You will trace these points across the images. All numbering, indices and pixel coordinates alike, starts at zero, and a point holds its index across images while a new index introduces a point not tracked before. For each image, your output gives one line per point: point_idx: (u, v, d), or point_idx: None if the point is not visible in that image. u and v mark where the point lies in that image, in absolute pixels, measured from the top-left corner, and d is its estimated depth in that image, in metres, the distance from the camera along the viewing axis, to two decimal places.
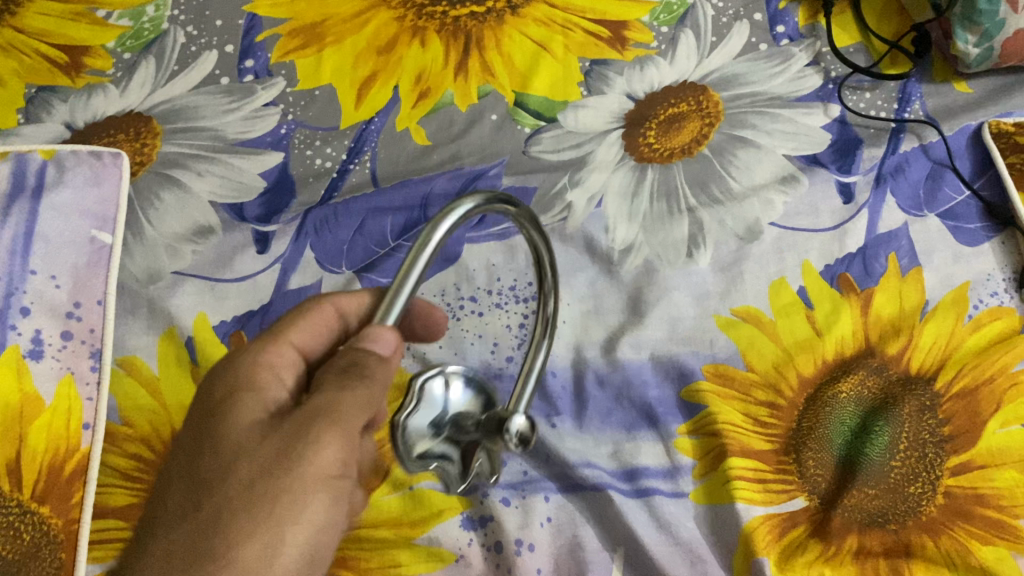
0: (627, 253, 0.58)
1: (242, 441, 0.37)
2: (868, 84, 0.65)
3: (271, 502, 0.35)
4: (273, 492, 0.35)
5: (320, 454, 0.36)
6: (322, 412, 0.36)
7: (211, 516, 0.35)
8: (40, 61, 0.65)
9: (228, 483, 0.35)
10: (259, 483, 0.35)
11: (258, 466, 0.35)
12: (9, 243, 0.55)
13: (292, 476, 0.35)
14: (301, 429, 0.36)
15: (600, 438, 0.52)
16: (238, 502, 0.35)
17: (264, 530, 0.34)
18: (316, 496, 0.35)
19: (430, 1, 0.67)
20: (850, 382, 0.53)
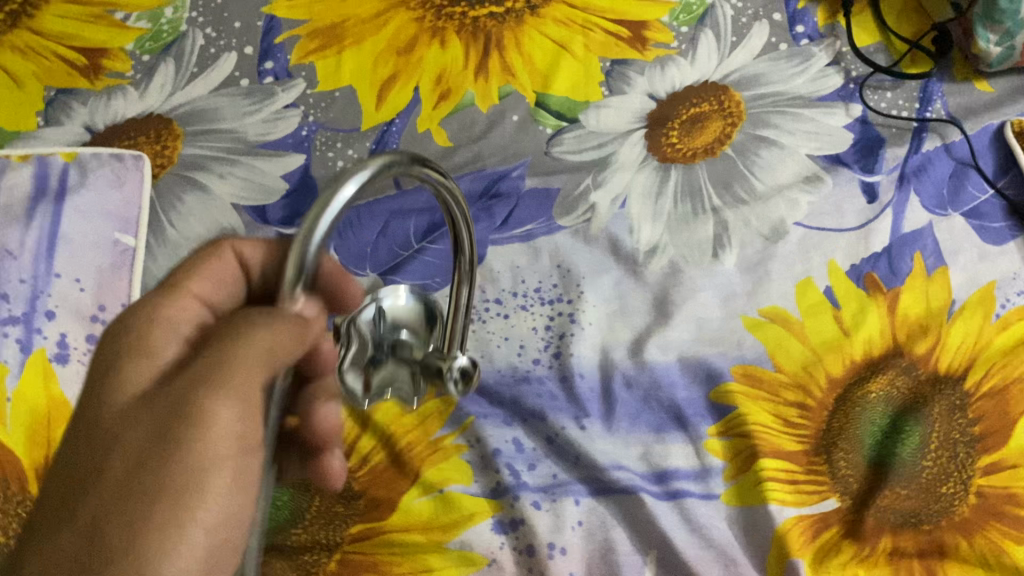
0: (652, 254, 0.58)
1: (124, 420, 0.34)
2: (889, 83, 0.64)
3: (171, 491, 0.33)
4: (167, 484, 0.33)
5: (212, 425, 0.33)
6: (210, 377, 0.34)
7: (96, 520, 0.32)
8: (58, 63, 0.65)
9: (116, 474, 0.33)
10: (146, 472, 0.33)
11: (149, 453, 0.33)
12: (35, 246, 0.54)
13: (184, 461, 0.33)
14: (186, 404, 0.34)
15: (629, 440, 0.52)
16: (125, 502, 0.32)
17: (162, 531, 0.32)
18: (214, 473, 0.34)
19: (449, 2, 0.66)
20: (880, 381, 0.53)
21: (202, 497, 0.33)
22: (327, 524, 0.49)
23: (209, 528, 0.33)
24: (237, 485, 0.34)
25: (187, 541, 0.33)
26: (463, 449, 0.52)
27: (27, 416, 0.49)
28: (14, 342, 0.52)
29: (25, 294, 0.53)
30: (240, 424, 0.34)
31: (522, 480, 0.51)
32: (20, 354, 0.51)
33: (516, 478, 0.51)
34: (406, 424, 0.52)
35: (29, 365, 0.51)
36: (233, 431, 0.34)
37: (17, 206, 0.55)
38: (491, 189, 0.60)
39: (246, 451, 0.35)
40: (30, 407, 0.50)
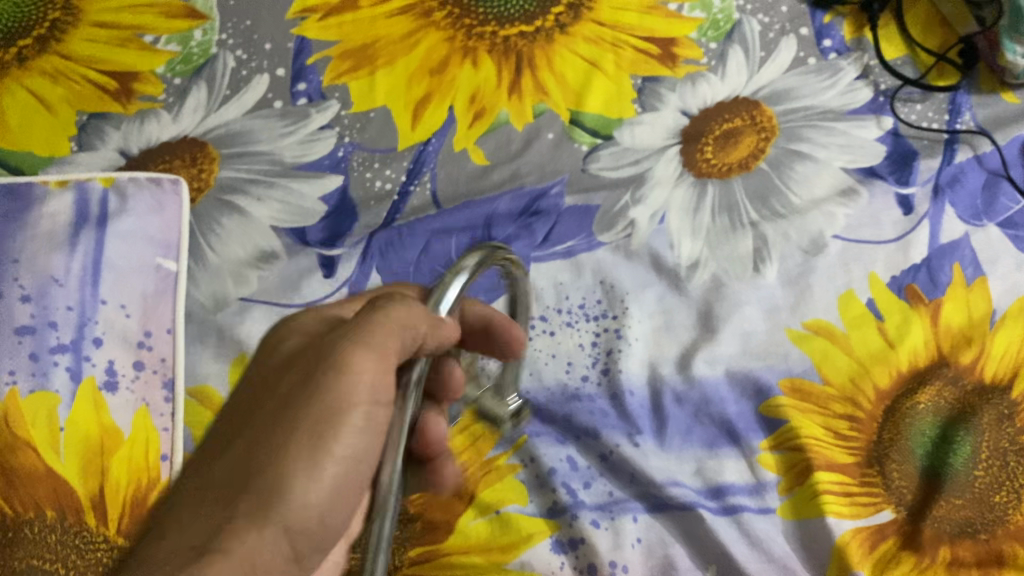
0: (694, 269, 0.58)
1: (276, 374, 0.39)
2: (918, 96, 0.65)
3: (313, 431, 0.37)
4: (308, 424, 0.37)
5: (353, 386, 0.37)
6: (360, 341, 0.38)
7: (247, 448, 0.37)
8: (90, 88, 0.65)
9: (265, 409, 0.38)
10: (290, 411, 0.37)
11: (294, 395, 0.38)
12: (79, 272, 0.54)
13: (325, 403, 0.37)
14: (329, 357, 0.38)
15: (682, 456, 0.52)
16: (270, 437, 0.37)
17: (296, 468, 0.36)
18: (348, 426, 0.38)
19: (479, 20, 0.66)
20: (927, 392, 0.53)
21: (330, 445, 0.37)
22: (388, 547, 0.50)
23: (333, 471, 0.37)
24: (363, 454, 0.38)
25: (319, 481, 0.37)
26: (516, 469, 0.53)
27: (81, 445, 0.50)
28: (63, 370, 0.51)
29: (71, 322, 0.53)
30: (374, 380, 0.38)
31: (579, 499, 0.51)
32: (70, 383, 0.51)
33: (573, 496, 0.51)
34: (459, 443, 0.53)
35: (79, 395, 0.51)
36: (364, 392, 0.38)
37: (59, 233, 0.55)
38: (531, 207, 0.61)
39: (375, 407, 0.38)
40: (83, 436, 0.50)
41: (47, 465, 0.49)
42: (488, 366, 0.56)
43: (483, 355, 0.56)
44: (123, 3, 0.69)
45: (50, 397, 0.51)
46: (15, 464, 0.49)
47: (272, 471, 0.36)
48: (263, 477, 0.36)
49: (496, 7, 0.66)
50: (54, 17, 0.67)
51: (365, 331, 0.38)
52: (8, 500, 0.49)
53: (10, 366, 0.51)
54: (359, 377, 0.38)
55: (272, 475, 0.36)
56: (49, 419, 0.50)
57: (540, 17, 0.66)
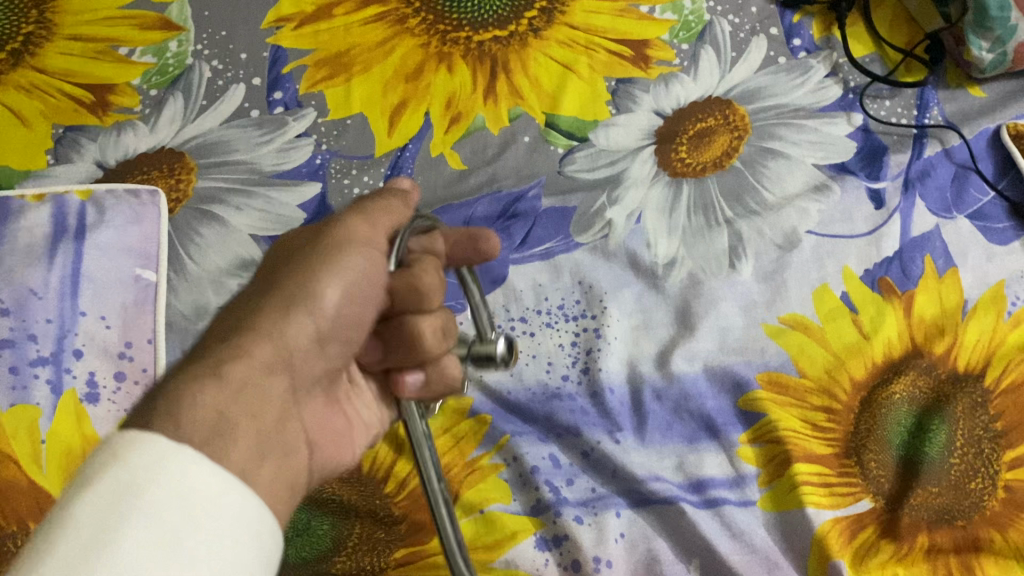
0: (671, 267, 0.59)
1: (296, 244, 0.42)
2: (887, 92, 0.66)
3: (322, 256, 0.40)
4: (318, 259, 0.40)
5: (350, 231, 0.41)
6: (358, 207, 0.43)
7: (273, 283, 0.40)
8: (66, 101, 0.65)
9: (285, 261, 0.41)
10: (303, 254, 0.41)
11: (304, 242, 0.41)
12: (58, 285, 0.54)
13: (335, 238, 0.41)
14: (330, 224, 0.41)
15: (663, 452, 0.53)
16: (291, 268, 0.40)
17: (313, 281, 0.39)
18: (355, 253, 0.40)
19: (453, 26, 0.67)
20: (903, 382, 0.54)
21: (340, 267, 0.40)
22: (371, 549, 0.50)
23: (346, 289, 0.40)
24: (370, 276, 0.40)
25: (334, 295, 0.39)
26: (499, 468, 0.53)
27: (63, 457, 0.50)
28: (44, 383, 0.51)
29: (52, 334, 0.53)
30: (370, 233, 0.42)
31: (562, 496, 0.52)
32: (51, 396, 0.51)
33: (556, 494, 0.52)
34: (442, 444, 0.54)
35: (61, 407, 0.51)
36: (367, 233, 0.41)
37: (38, 245, 0.55)
38: (508, 210, 0.61)
39: (376, 252, 0.41)
40: (64, 448, 0.50)
41: (29, 478, 0.49)
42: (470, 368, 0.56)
43: None
44: (96, 16, 0.69)
45: (32, 410, 0.51)
46: None
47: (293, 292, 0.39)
48: (287, 295, 0.39)
49: (469, 12, 0.67)
50: (28, 31, 0.67)
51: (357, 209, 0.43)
52: None
53: None
54: (356, 230, 0.41)
55: (294, 294, 0.39)
56: (31, 432, 0.50)
57: (514, 21, 0.67)
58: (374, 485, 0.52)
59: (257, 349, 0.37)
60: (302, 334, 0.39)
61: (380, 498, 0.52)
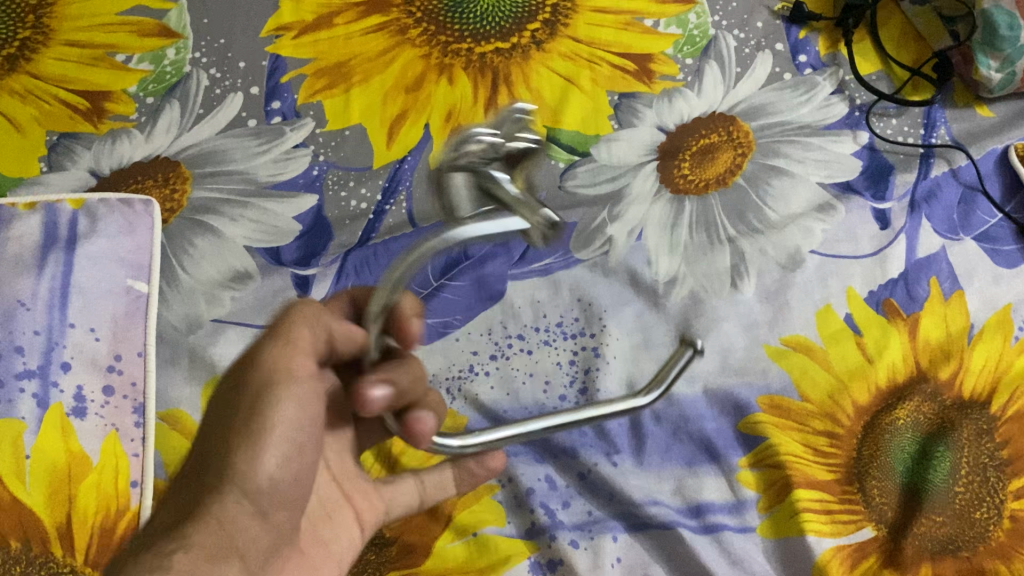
0: (672, 285, 0.58)
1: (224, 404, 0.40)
2: (893, 110, 0.65)
3: (251, 416, 0.39)
4: (244, 422, 0.39)
5: (276, 364, 0.40)
6: (280, 338, 0.41)
7: (203, 452, 0.39)
8: (61, 108, 0.65)
9: (210, 420, 0.40)
10: (229, 410, 0.39)
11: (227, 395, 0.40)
12: (47, 295, 0.53)
13: (260, 390, 0.39)
14: (252, 359, 0.41)
15: (662, 474, 0.52)
16: (212, 437, 0.39)
17: (240, 453, 0.38)
18: (286, 398, 0.40)
19: (454, 38, 0.66)
20: (906, 407, 0.53)
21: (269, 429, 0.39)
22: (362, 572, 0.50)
23: (280, 450, 0.39)
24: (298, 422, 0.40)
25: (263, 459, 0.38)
26: (494, 489, 0.52)
27: (47, 473, 0.49)
28: (30, 397, 0.51)
29: (39, 346, 0.52)
30: (296, 366, 0.41)
31: (557, 519, 0.51)
32: (37, 410, 0.50)
33: (552, 517, 0.51)
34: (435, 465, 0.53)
35: (47, 421, 0.50)
36: (294, 368, 0.40)
37: (27, 255, 0.54)
38: None
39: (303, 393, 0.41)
40: (49, 464, 0.49)
41: (12, 494, 0.48)
42: (466, 386, 0.55)
43: (461, 375, 0.56)
44: (94, 21, 0.68)
45: (17, 424, 0.50)
46: None
47: (218, 463, 0.38)
48: (213, 468, 0.38)
49: (471, 24, 0.66)
50: (24, 35, 0.67)
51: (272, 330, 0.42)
52: None
53: None
54: (280, 368, 0.40)
55: (220, 466, 0.38)
56: (15, 446, 0.49)
57: (516, 33, 0.66)
58: None
59: (200, 531, 0.36)
60: (236, 506, 0.37)
61: None
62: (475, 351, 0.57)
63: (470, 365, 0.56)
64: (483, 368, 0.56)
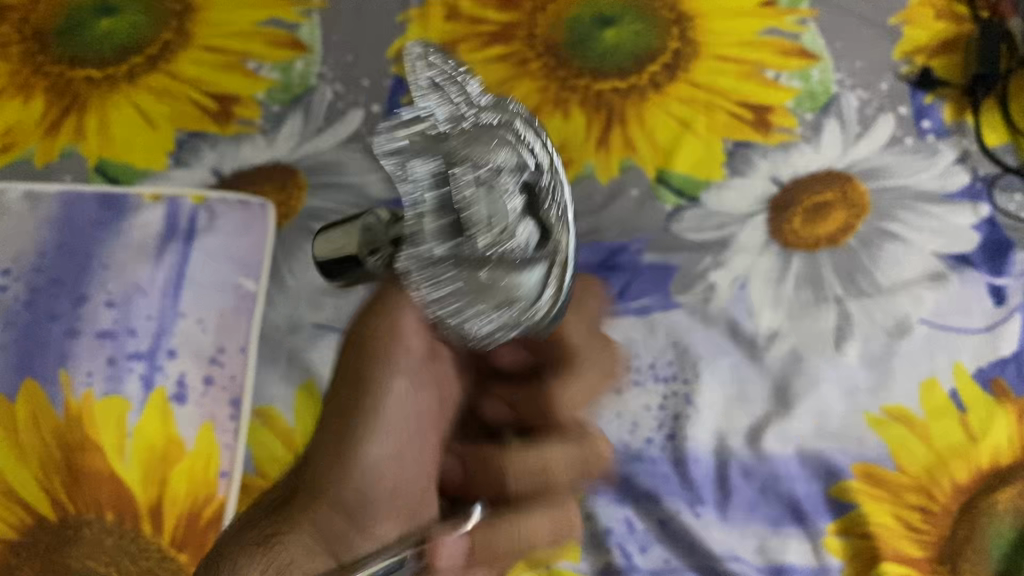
0: (772, 339, 0.57)
1: (341, 388, 0.44)
2: (1019, 185, 0.63)
3: (372, 399, 0.43)
4: (361, 406, 0.43)
5: (399, 352, 0.43)
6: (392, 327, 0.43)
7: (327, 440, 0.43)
8: (192, 107, 0.68)
9: (331, 402, 0.44)
10: (353, 396, 0.43)
11: (348, 383, 0.44)
12: (163, 284, 0.55)
13: (375, 377, 0.43)
14: (374, 337, 0.44)
15: (745, 532, 0.51)
16: (333, 427, 0.43)
17: (364, 437, 0.42)
18: (399, 366, 0.44)
19: (573, 74, 0.67)
20: (1008, 492, 0.50)
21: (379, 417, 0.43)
22: None
23: (397, 431, 0.43)
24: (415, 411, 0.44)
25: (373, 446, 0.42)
26: None
27: (144, 452, 0.50)
28: (136, 376, 0.52)
29: (149, 330, 0.53)
30: (412, 350, 0.44)
31: (634, 563, 0.50)
32: (142, 390, 0.52)
33: (628, 560, 0.51)
34: None
35: (149, 403, 0.51)
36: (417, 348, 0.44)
37: (149, 244, 0.56)
38: (608, 261, 0.61)
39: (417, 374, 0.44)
40: (148, 444, 0.50)
41: (110, 469, 0.50)
42: None
43: None
44: (231, 29, 0.71)
45: (121, 402, 0.51)
46: (80, 463, 0.49)
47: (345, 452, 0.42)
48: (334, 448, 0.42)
49: (592, 63, 0.67)
50: (166, 38, 0.70)
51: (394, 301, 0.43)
52: (72, 497, 0.49)
53: (87, 368, 0.51)
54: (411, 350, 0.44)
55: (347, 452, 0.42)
56: (118, 424, 0.50)
57: (635, 74, 0.67)
58: None
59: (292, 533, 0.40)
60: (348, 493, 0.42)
61: None
62: None
63: None
64: None
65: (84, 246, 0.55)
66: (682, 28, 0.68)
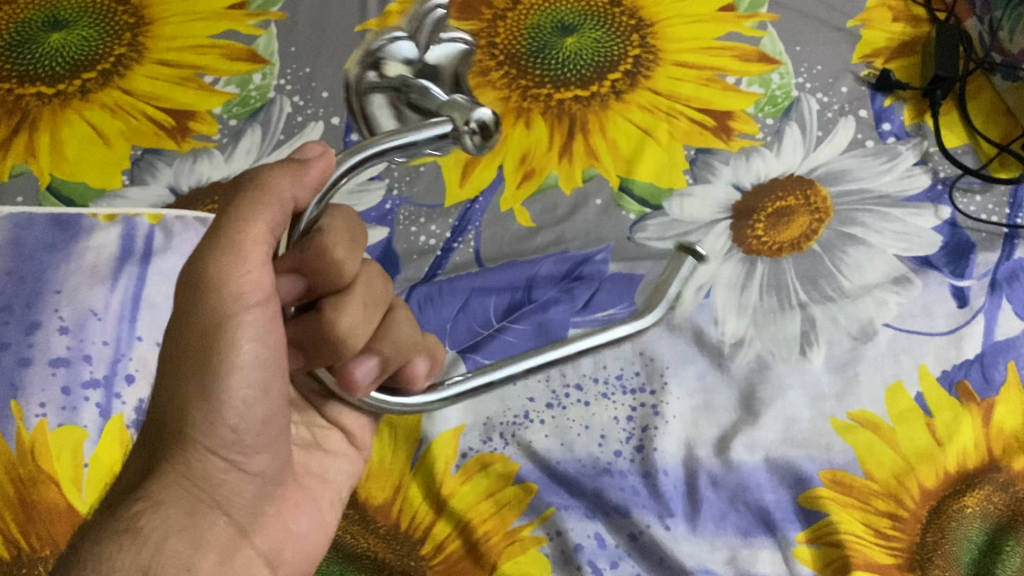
0: (738, 347, 0.57)
1: (177, 321, 0.39)
2: (978, 187, 0.63)
3: (203, 350, 0.38)
4: (186, 347, 0.39)
5: (231, 288, 0.37)
6: (227, 245, 0.37)
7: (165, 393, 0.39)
8: (147, 124, 0.66)
9: (171, 337, 0.39)
10: (181, 336, 0.39)
11: (180, 317, 0.39)
12: (119, 308, 0.54)
13: (206, 324, 0.38)
14: (203, 268, 0.37)
15: (715, 543, 0.51)
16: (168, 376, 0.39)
17: (198, 387, 0.38)
18: (250, 311, 0.38)
19: (535, 82, 0.66)
20: (975, 496, 0.51)
21: (221, 376, 0.38)
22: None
23: (250, 378, 0.39)
24: (271, 343, 0.39)
25: (222, 406, 0.39)
26: (542, 542, 0.51)
27: (102, 482, 0.50)
28: (93, 406, 0.51)
29: (105, 356, 0.52)
30: (251, 286, 0.38)
31: None
32: (99, 419, 0.51)
33: None
34: (484, 510, 0.52)
35: (106, 431, 0.51)
36: (254, 284, 0.38)
37: (103, 266, 0.55)
38: (574, 271, 0.60)
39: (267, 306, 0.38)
40: (106, 474, 0.50)
41: (67, 501, 0.49)
42: (519, 433, 0.54)
43: (515, 421, 0.55)
44: (186, 42, 0.70)
45: (79, 432, 0.50)
46: (33, 498, 0.49)
47: (174, 409, 0.39)
48: (172, 411, 0.39)
49: (552, 71, 0.67)
50: (119, 52, 0.68)
51: (246, 207, 0.37)
52: (25, 533, 0.48)
53: (40, 399, 0.50)
54: (235, 290, 0.37)
55: (177, 408, 0.39)
56: (74, 455, 0.50)
57: (596, 82, 0.66)
58: (411, 544, 0.51)
59: (169, 491, 0.39)
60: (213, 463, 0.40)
61: (415, 559, 0.51)
62: (532, 398, 0.56)
63: (526, 412, 0.55)
64: (538, 416, 0.55)
65: (36, 271, 0.54)
66: (642, 34, 0.69)
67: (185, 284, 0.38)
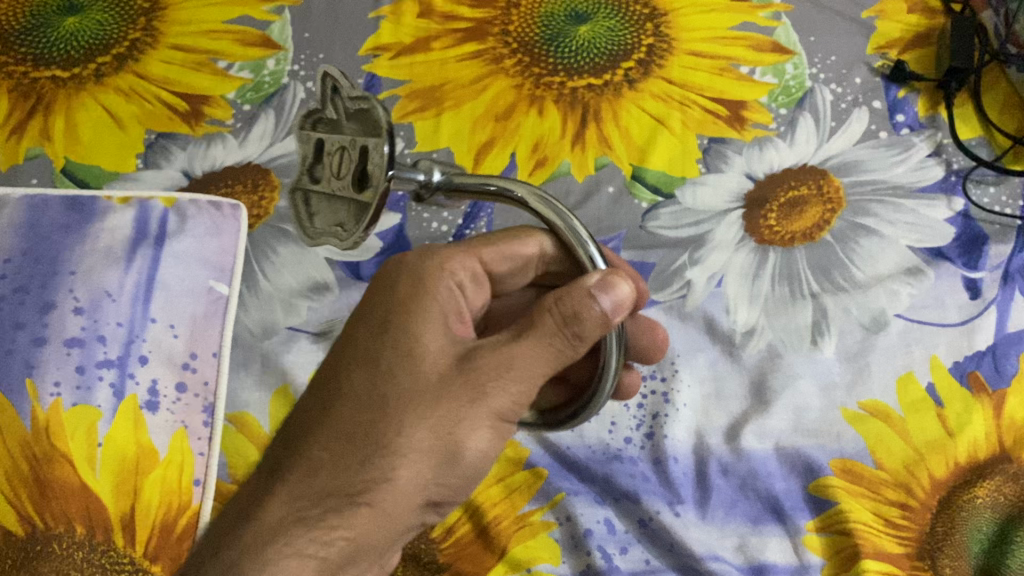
0: (749, 336, 0.57)
1: (396, 401, 0.39)
2: (992, 178, 0.63)
3: (422, 431, 0.38)
4: (399, 417, 0.38)
5: (491, 396, 0.39)
6: (518, 363, 0.40)
7: (351, 436, 0.39)
8: (161, 108, 0.66)
9: (385, 404, 0.39)
10: (394, 411, 0.39)
11: (402, 394, 0.39)
12: (133, 288, 0.55)
13: (464, 419, 0.39)
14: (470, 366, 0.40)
15: (724, 530, 0.51)
16: (367, 426, 0.39)
17: (405, 466, 0.38)
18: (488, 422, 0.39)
19: (548, 70, 0.66)
20: (986, 486, 0.51)
21: (440, 461, 0.39)
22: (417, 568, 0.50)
23: (459, 467, 0.39)
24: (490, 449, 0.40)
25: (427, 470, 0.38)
26: (551, 527, 0.51)
27: (117, 462, 0.50)
28: (107, 386, 0.52)
29: (120, 337, 0.53)
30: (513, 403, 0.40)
31: (614, 565, 0.50)
32: (112, 400, 0.52)
33: (608, 561, 0.50)
34: (494, 495, 0.52)
35: (120, 413, 0.51)
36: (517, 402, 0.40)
37: (118, 248, 0.56)
38: None
39: (503, 423, 0.40)
40: (119, 454, 0.50)
41: (80, 480, 0.50)
42: None
43: None
44: (200, 27, 0.70)
45: (92, 412, 0.51)
46: (48, 476, 0.50)
47: (376, 457, 0.38)
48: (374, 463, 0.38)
49: (566, 59, 0.67)
50: (134, 36, 0.69)
51: (534, 334, 0.41)
52: (39, 510, 0.49)
53: (54, 378, 0.52)
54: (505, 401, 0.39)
55: (378, 451, 0.38)
56: (89, 434, 0.51)
57: (610, 70, 0.66)
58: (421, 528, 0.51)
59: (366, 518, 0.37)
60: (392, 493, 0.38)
61: (426, 543, 0.51)
62: None
63: None
64: None
65: (51, 252, 0.56)
66: (656, 23, 0.68)
67: (411, 366, 0.40)
